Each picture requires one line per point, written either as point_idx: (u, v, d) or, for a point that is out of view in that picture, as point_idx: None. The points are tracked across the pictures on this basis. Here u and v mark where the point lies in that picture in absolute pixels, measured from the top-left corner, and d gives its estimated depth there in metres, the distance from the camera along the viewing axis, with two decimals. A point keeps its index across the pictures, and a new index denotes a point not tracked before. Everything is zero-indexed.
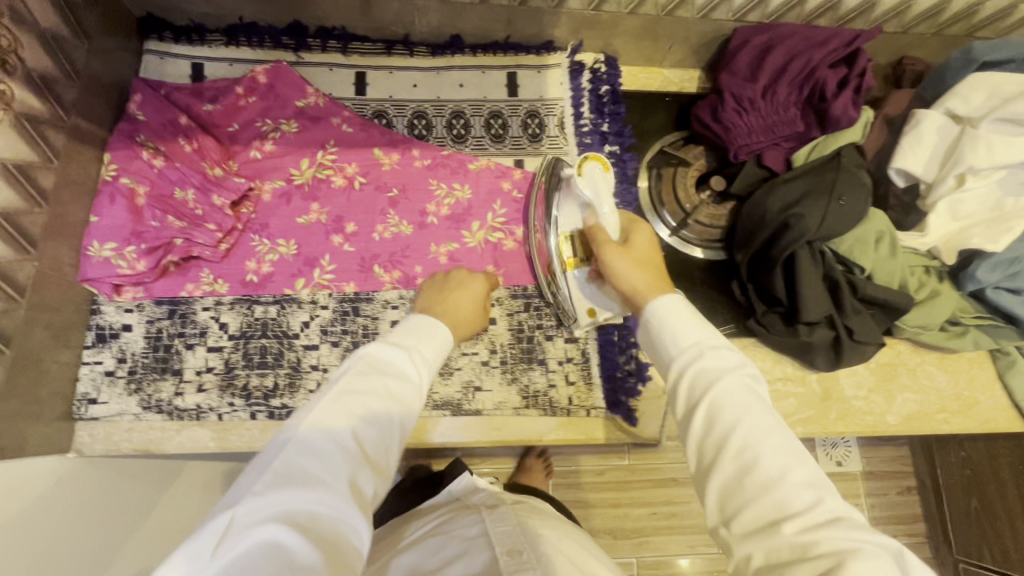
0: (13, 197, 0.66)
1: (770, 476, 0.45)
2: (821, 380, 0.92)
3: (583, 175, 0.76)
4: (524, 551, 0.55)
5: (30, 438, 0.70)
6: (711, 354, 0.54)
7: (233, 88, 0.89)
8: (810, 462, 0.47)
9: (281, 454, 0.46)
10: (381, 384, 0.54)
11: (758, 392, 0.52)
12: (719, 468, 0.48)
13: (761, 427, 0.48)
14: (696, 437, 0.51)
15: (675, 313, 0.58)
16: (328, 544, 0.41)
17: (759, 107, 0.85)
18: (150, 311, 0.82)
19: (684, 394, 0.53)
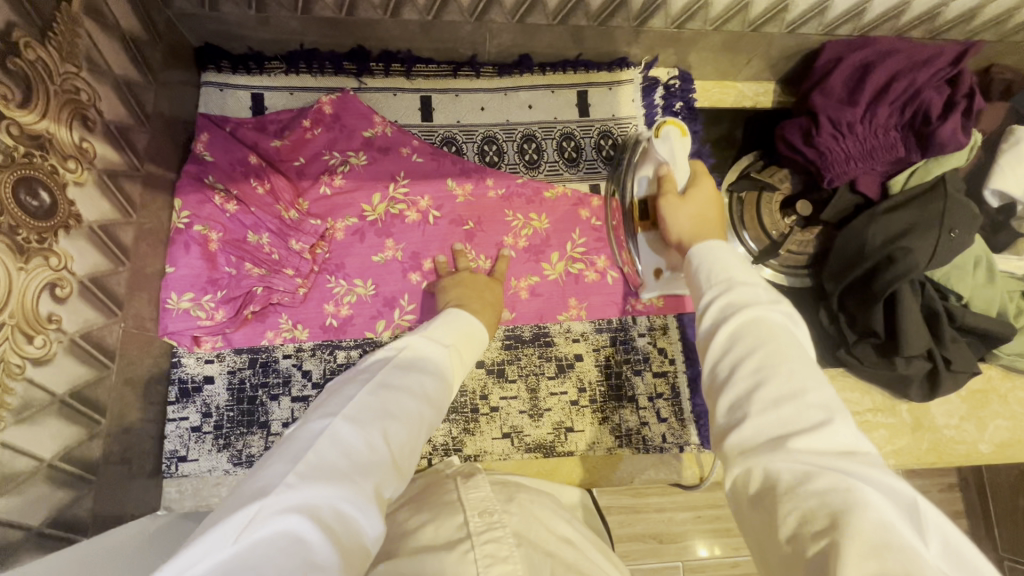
0: (100, 260, 0.63)
1: (781, 392, 0.43)
2: (912, 409, 0.89)
3: (660, 136, 0.76)
4: (495, 512, 0.53)
5: (123, 503, 0.68)
6: (740, 288, 0.52)
7: (300, 121, 0.85)
8: (831, 392, 0.44)
9: (316, 443, 0.45)
10: (416, 385, 0.56)
11: (788, 324, 0.49)
12: (729, 386, 0.46)
13: (782, 353, 0.46)
14: (714, 357, 0.49)
15: (718, 255, 0.57)
16: (350, 541, 0.40)
17: (858, 131, 0.81)
18: (231, 361, 0.79)
19: (712, 320, 0.51)
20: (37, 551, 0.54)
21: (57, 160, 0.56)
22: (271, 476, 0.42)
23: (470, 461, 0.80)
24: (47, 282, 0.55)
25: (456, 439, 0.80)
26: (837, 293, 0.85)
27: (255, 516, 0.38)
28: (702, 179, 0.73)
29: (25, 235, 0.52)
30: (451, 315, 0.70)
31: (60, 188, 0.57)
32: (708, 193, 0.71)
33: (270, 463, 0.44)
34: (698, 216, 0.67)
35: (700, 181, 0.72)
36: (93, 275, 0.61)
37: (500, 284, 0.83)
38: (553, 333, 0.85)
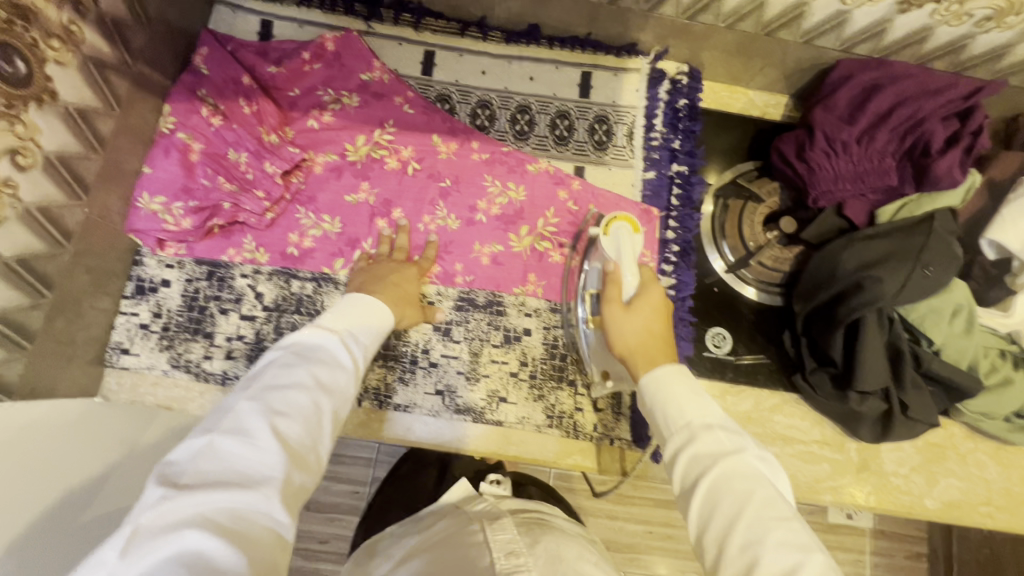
0: (70, 141, 0.65)
1: (776, 573, 0.43)
2: (860, 450, 0.86)
3: (609, 234, 0.75)
4: (521, 555, 0.51)
5: (61, 380, 0.71)
6: (704, 437, 0.52)
7: (300, 53, 0.87)
8: (819, 552, 0.44)
9: (193, 458, 0.44)
10: (308, 373, 0.53)
11: (757, 471, 0.49)
12: (723, 564, 0.46)
13: (768, 517, 0.46)
14: (698, 524, 0.49)
15: (671, 387, 0.57)
16: (250, 541, 0.41)
17: (852, 151, 0.78)
18: (190, 270, 0.81)
19: (684, 477, 0.51)
20: None
21: (40, 34, 0.59)
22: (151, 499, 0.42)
23: (400, 409, 0.81)
24: (9, 148, 0.57)
25: (390, 385, 0.81)
26: (803, 316, 0.83)
27: (134, 538, 0.39)
28: (650, 283, 0.72)
29: None
30: (353, 296, 0.66)
31: (39, 62, 0.59)
32: (655, 302, 0.70)
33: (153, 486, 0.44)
34: (642, 333, 0.68)
35: (648, 286, 0.72)
36: (61, 154, 0.64)
37: (413, 269, 0.81)
38: (507, 302, 0.85)
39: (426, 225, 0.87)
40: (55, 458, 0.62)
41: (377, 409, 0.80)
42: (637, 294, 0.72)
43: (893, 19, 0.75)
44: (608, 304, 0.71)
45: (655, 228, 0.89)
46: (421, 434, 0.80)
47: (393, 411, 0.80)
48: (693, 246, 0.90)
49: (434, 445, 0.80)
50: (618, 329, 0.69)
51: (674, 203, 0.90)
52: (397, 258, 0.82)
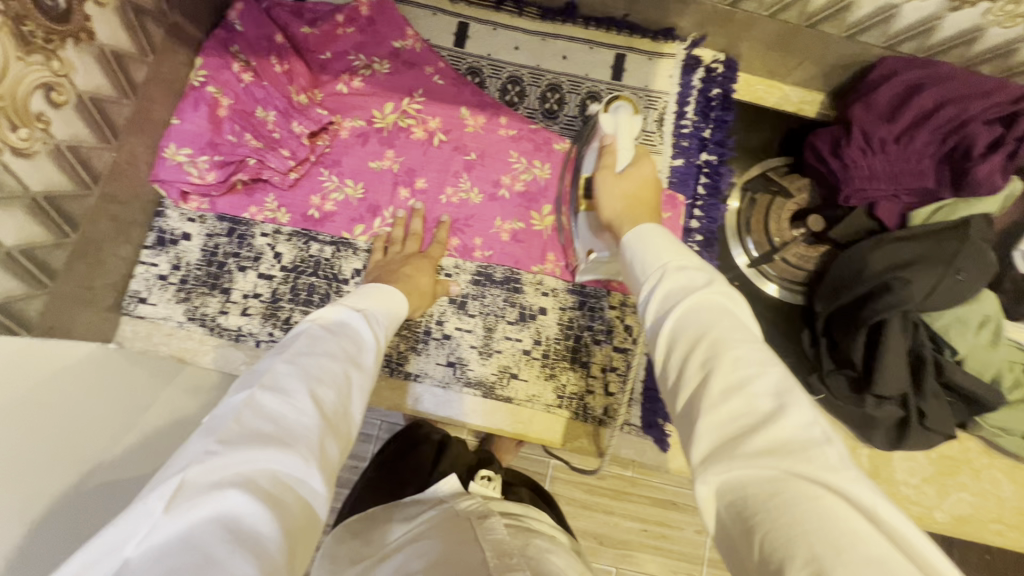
0: (103, 83, 0.65)
1: (730, 382, 0.40)
2: (872, 457, 0.85)
3: (608, 111, 0.75)
4: (513, 556, 0.50)
5: (79, 322, 0.71)
6: (675, 276, 0.50)
7: (334, 15, 0.86)
8: (779, 368, 0.41)
9: (237, 414, 0.43)
10: (342, 347, 0.55)
11: (725, 301, 0.47)
12: (685, 383, 0.43)
13: (731, 338, 0.43)
14: (662, 354, 0.47)
15: (648, 243, 0.56)
16: (288, 507, 0.41)
17: (889, 150, 0.76)
18: (211, 225, 0.81)
19: (656, 314, 0.49)
20: None
21: None
22: (193, 450, 0.41)
23: (410, 378, 0.80)
24: (44, 82, 0.57)
25: (403, 354, 0.80)
26: (824, 315, 0.81)
27: (178, 494, 0.38)
28: (644, 158, 0.74)
29: (32, 28, 0.55)
30: (374, 285, 0.69)
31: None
32: (645, 176, 0.72)
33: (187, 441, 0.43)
34: (631, 198, 0.69)
35: (642, 161, 0.73)
36: (93, 94, 0.64)
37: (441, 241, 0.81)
38: (524, 280, 0.84)
39: (448, 197, 0.86)
40: (70, 412, 0.62)
41: (388, 375, 0.80)
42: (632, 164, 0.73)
43: (942, 18, 0.73)
44: (602, 171, 0.73)
45: (679, 216, 0.88)
46: (431, 405, 0.80)
47: (403, 379, 0.80)
48: (717, 237, 0.88)
49: (442, 418, 0.80)
50: (608, 196, 0.70)
51: (700, 192, 0.89)
52: (409, 248, 0.81)
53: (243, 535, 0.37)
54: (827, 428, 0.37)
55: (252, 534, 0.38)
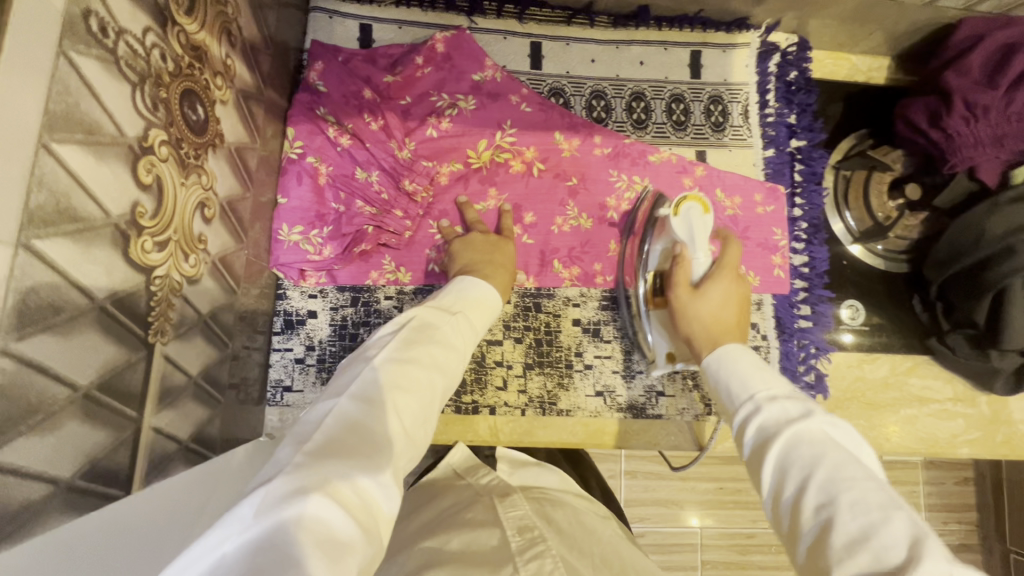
0: (233, 183, 0.62)
1: (851, 533, 0.39)
2: (991, 403, 0.89)
3: (679, 214, 0.73)
4: (534, 529, 0.54)
5: (239, 422, 0.70)
6: (769, 407, 0.53)
7: (412, 57, 0.82)
8: (907, 510, 0.40)
9: (325, 423, 0.43)
10: (427, 351, 0.54)
11: (829, 431, 0.48)
12: (799, 529, 0.43)
13: (843, 476, 0.43)
14: (770, 491, 0.47)
15: (737, 363, 0.61)
16: (365, 517, 0.38)
17: (994, 115, 0.75)
18: (334, 298, 0.79)
19: (752, 441, 0.52)
20: (187, 464, 0.55)
21: (210, 74, 0.54)
22: (282, 458, 0.40)
23: (564, 414, 0.81)
24: (199, 202, 0.54)
25: (551, 392, 0.81)
26: (938, 283, 0.86)
27: (264, 497, 0.36)
28: (724, 265, 0.75)
29: (187, 149, 0.51)
30: (463, 280, 0.69)
31: (210, 104, 0.55)
32: (726, 292, 0.73)
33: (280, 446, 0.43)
34: (717, 314, 0.71)
35: (721, 275, 0.74)
36: (228, 199, 0.61)
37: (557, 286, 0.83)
38: None
39: (560, 227, 0.85)
40: None
41: (541, 415, 0.81)
42: (708, 278, 0.74)
43: None
44: (679, 287, 0.73)
45: (784, 207, 0.89)
46: (586, 434, 0.81)
47: (557, 416, 0.81)
48: (821, 221, 0.90)
49: (605, 444, 0.82)
50: (696, 312, 0.71)
51: (797, 179, 0.91)
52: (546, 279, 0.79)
53: (323, 539, 0.34)
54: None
55: (331, 540, 0.35)
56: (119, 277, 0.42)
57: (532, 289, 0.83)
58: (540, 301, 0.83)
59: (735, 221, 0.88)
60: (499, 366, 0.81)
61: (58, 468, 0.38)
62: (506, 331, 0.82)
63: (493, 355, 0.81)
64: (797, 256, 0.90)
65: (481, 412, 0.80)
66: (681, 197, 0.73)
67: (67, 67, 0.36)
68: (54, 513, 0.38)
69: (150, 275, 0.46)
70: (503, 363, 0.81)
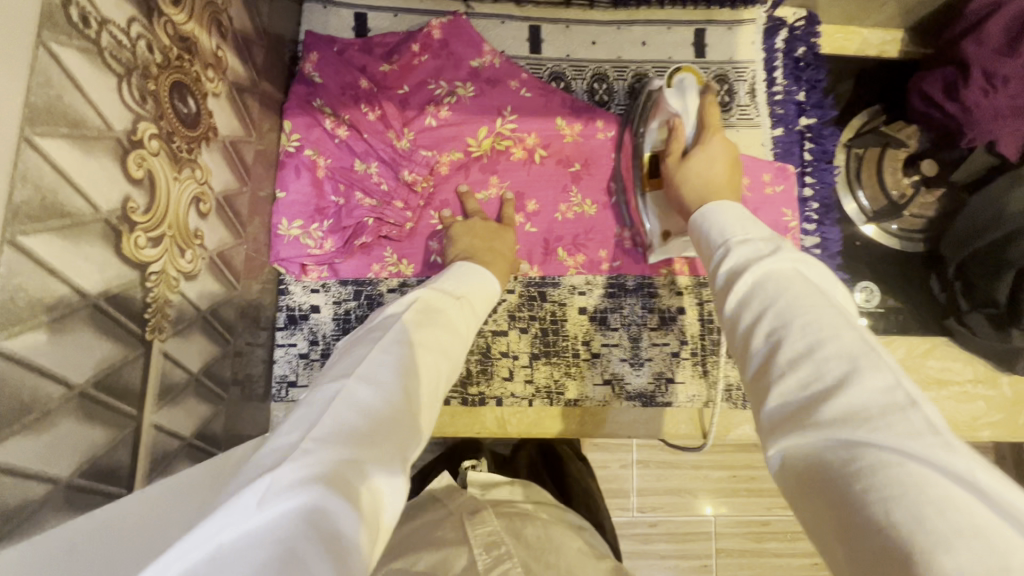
0: (229, 178, 0.61)
1: (800, 352, 0.38)
2: (1014, 384, 0.86)
3: (673, 85, 0.75)
4: (502, 545, 0.52)
5: (244, 419, 0.69)
6: (741, 249, 0.49)
7: (408, 45, 0.80)
8: (856, 330, 0.39)
9: (331, 407, 0.42)
10: (430, 337, 0.53)
11: (799, 268, 0.45)
12: (751, 354, 0.42)
13: (803, 303, 0.41)
14: (731, 320, 0.46)
15: (725, 213, 0.55)
16: (371, 505, 0.37)
17: (1015, 85, 0.73)
18: (336, 292, 0.78)
19: (722, 281, 0.49)
20: (190, 460, 0.55)
21: (201, 66, 0.54)
22: (287, 444, 0.39)
23: (572, 404, 0.80)
24: (194, 196, 0.53)
25: (559, 382, 0.80)
26: (956, 261, 0.83)
27: (271, 487, 0.34)
28: (712, 132, 0.72)
29: (179, 143, 0.50)
30: (457, 266, 0.67)
31: (202, 96, 0.54)
32: (716, 149, 0.70)
33: (281, 431, 0.41)
34: (710, 162, 0.69)
35: (709, 138, 0.71)
36: (224, 194, 0.60)
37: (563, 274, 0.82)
38: (657, 283, 0.82)
39: (563, 214, 0.83)
40: None
41: (549, 405, 0.80)
42: (699, 137, 0.72)
43: None
44: (669, 153, 0.73)
45: (794, 187, 0.86)
46: (595, 423, 0.80)
47: (565, 406, 0.80)
48: (833, 201, 0.88)
49: (614, 432, 0.81)
50: (688, 162, 0.69)
51: (807, 159, 0.88)
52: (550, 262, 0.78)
53: (334, 531, 0.33)
54: (915, 391, 0.34)
55: (340, 532, 0.33)
56: (112, 273, 0.42)
57: (536, 277, 0.82)
58: (545, 289, 0.81)
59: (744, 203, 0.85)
60: (505, 357, 0.80)
61: (57, 467, 0.37)
62: (511, 321, 0.81)
63: (499, 346, 0.80)
64: (809, 237, 0.87)
65: (488, 403, 0.80)
66: (674, 69, 0.76)
67: (48, 59, 0.35)
68: (53, 513, 0.38)
69: (145, 271, 0.45)
70: (509, 354, 0.80)
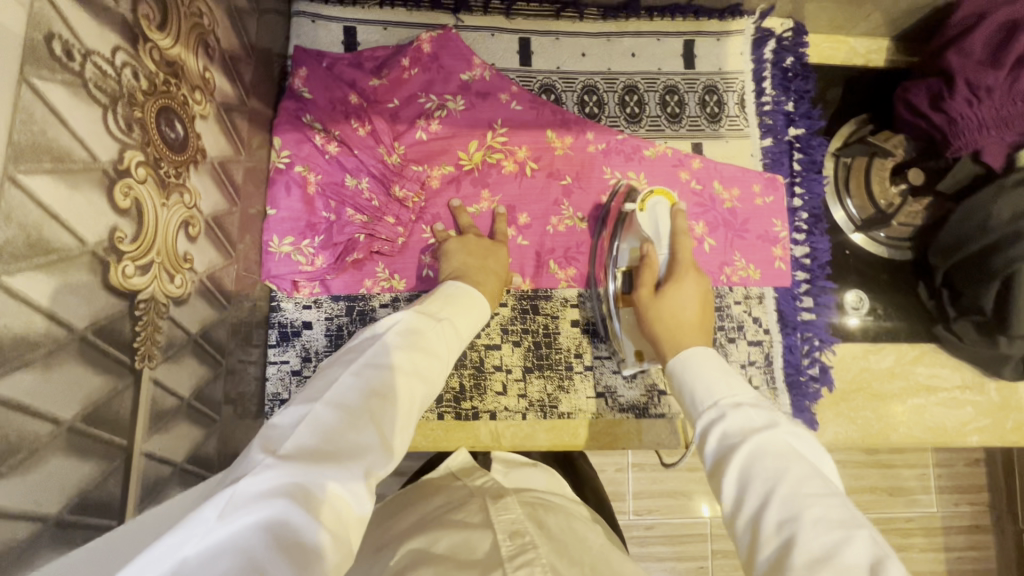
0: (218, 199, 0.61)
1: (813, 552, 0.38)
2: (1000, 388, 0.87)
3: (646, 210, 0.79)
4: (526, 534, 0.49)
5: (237, 439, 0.69)
6: (733, 412, 0.51)
7: (398, 59, 0.80)
8: (864, 529, 0.39)
9: (299, 427, 0.43)
10: (409, 358, 0.53)
11: (790, 445, 0.47)
12: (760, 544, 0.41)
13: (806, 491, 0.42)
14: (731, 505, 0.45)
15: (707, 369, 0.57)
16: (329, 522, 0.38)
17: (997, 95, 0.73)
18: (328, 308, 0.78)
19: (714, 450, 0.49)
20: (182, 486, 0.54)
21: (187, 89, 0.53)
22: (253, 461, 0.40)
23: (566, 417, 0.80)
24: (183, 220, 0.53)
25: (552, 395, 0.80)
26: (944, 269, 0.84)
27: (231, 501, 0.37)
28: (687, 268, 0.76)
29: (167, 168, 0.49)
30: (449, 287, 0.67)
31: (189, 120, 0.54)
32: (688, 291, 0.74)
33: (252, 447, 0.43)
34: (687, 326, 0.70)
35: (682, 274, 0.75)
36: (214, 215, 0.60)
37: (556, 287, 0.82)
38: None
39: (555, 227, 0.83)
40: None
41: (542, 419, 0.80)
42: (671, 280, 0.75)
43: None
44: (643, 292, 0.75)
45: (783, 198, 0.87)
46: (590, 437, 0.80)
47: (559, 419, 0.80)
48: (822, 211, 0.89)
49: (609, 446, 0.80)
50: (663, 317, 0.71)
51: (796, 169, 0.89)
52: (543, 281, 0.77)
53: (283, 548, 0.34)
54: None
55: (290, 548, 0.35)
56: (99, 305, 0.41)
57: (529, 291, 0.82)
58: (537, 303, 0.82)
59: (734, 214, 0.86)
60: (498, 370, 0.81)
61: (46, 505, 0.37)
62: (504, 335, 0.81)
63: (492, 360, 0.80)
64: (799, 247, 0.88)
65: (482, 418, 0.80)
66: (648, 192, 0.79)
67: (31, 95, 0.35)
68: (42, 551, 0.37)
69: (133, 300, 0.45)
70: (502, 368, 0.80)
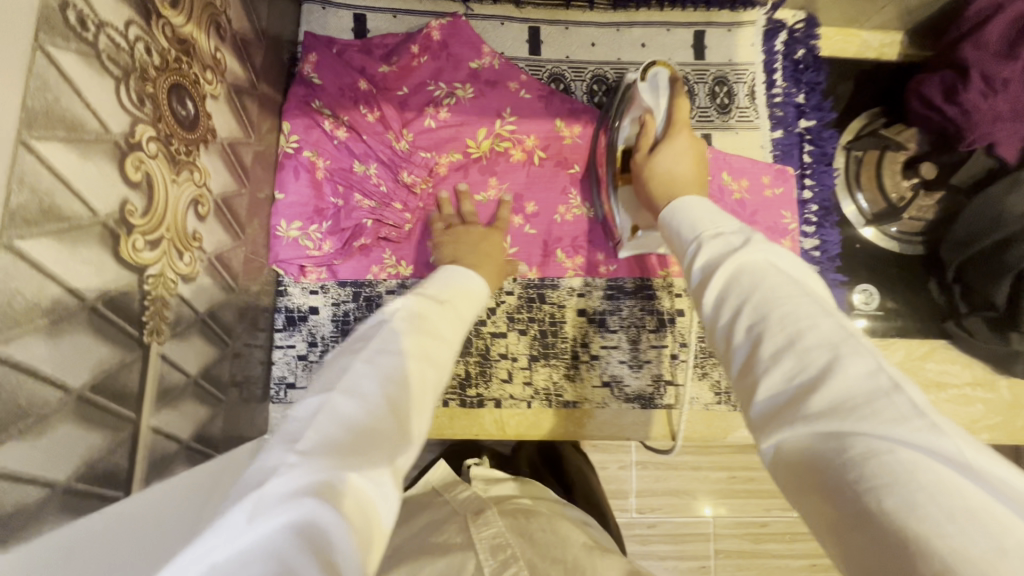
0: (227, 180, 0.61)
1: (782, 343, 0.36)
2: (1012, 386, 0.86)
3: (645, 79, 0.71)
4: (509, 548, 0.49)
5: (243, 421, 0.69)
6: (712, 244, 0.46)
7: (408, 46, 0.80)
8: (834, 321, 0.37)
9: (315, 422, 0.40)
10: (417, 346, 0.50)
11: (773, 260, 0.42)
12: (733, 349, 0.39)
13: (780, 294, 0.39)
14: (709, 317, 0.43)
15: (695, 213, 0.52)
16: (359, 518, 0.35)
17: (1013, 88, 0.73)
18: (335, 293, 0.78)
19: (699, 271, 0.45)
20: (189, 464, 0.54)
21: (199, 68, 0.53)
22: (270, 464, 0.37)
23: (571, 406, 0.80)
24: (193, 198, 0.53)
25: (558, 384, 0.80)
26: (955, 263, 0.83)
27: (257, 505, 0.34)
28: (683, 124, 0.70)
29: (177, 145, 0.50)
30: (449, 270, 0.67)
31: (201, 99, 0.54)
32: (685, 147, 0.68)
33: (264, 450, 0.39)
34: (683, 177, 0.65)
35: (680, 131, 0.69)
36: (223, 196, 0.60)
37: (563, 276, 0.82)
38: (655, 286, 0.82)
39: (563, 216, 0.83)
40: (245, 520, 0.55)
41: (548, 407, 0.80)
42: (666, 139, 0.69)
43: None
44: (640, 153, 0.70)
45: (793, 190, 0.86)
46: (596, 426, 0.80)
47: (564, 408, 0.80)
48: (832, 204, 0.88)
49: (615, 436, 0.80)
50: (659, 168, 0.66)
51: (806, 161, 0.88)
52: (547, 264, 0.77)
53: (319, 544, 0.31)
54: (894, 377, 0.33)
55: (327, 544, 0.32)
56: (110, 277, 0.42)
57: (535, 280, 0.82)
58: (544, 291, 0.81)
59: (743, 205, 0.85)
60: (504, 359, 0.80)
61: (55, 472, 0.37)
62: (510, 323, 0.81)
63: (497, 348, 0.80)
64: (808, 240, 0.87)
65: (487, 405, 0.80)
66: (650, 62, 0.72)
67: (44, 62, 0.35)
68: (52, 516, 0.38)
69: (143, 274, 0.45)
70: (508, 356, 0.80)
